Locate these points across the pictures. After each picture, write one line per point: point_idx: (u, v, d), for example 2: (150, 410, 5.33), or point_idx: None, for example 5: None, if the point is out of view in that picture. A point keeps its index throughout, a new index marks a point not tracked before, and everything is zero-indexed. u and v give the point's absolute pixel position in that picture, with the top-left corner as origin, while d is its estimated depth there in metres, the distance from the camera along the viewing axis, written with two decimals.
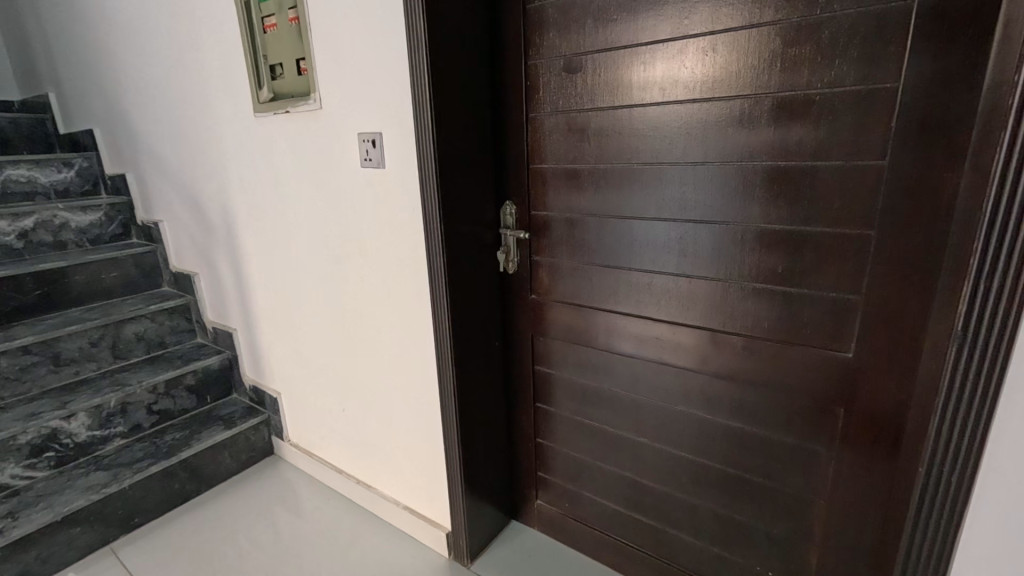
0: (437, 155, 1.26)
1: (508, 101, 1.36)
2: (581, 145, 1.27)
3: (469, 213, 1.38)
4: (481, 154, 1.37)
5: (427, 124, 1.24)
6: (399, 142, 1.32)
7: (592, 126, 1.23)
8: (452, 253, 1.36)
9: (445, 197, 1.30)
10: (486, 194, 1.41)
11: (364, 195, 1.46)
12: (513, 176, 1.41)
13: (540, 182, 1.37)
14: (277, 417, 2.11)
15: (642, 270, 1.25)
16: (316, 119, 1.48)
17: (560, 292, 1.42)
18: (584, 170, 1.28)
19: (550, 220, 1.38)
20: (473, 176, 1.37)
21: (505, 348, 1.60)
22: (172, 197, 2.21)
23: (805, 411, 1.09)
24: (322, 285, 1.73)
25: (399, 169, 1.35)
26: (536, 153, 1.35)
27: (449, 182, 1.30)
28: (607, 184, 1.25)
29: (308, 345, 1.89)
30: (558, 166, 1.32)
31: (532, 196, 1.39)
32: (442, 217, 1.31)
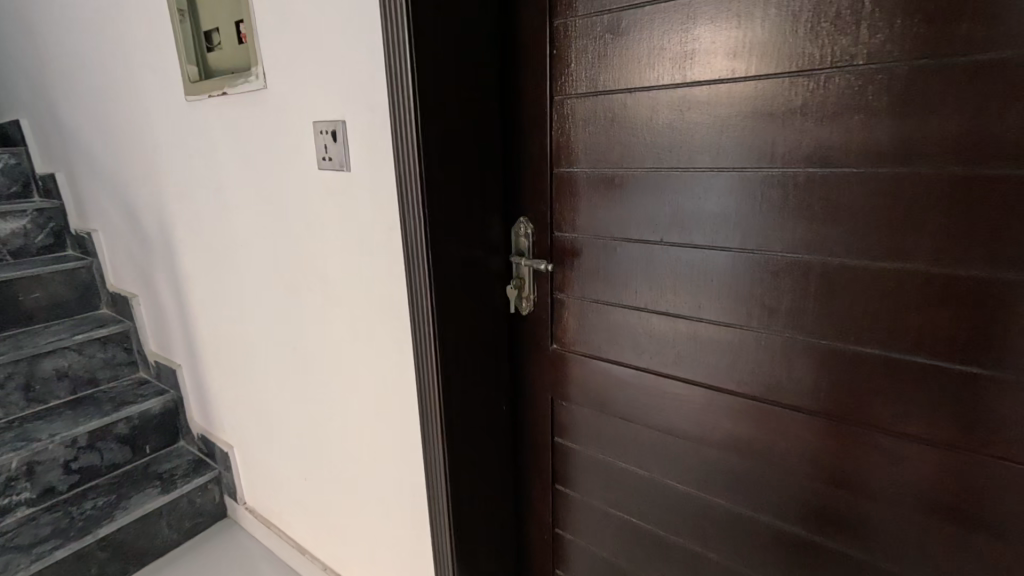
0: (422, 151, 0.87)
1: (522, 81, 0.97)
2: (627, 141, 0.88)
3: (466, 234, 0.99)
4: (484, 154, 0.98)
5: (407, 109, 0.85)
6: (369, 135, 0.93)
7: (648, 113, 0.84)
8: (441, 291, 0.97)
9: (432, 213, 0.91)
10: (490, 208, 1.02)
11: (323, 208, 1.07)
12: (529, 184, 1.02)
13: (566, 194, 0.98)
14: (229, 474, 1.72)
15: (716, 322, 0.87)
16: (259, 103, 1.09)
17: (591, 344, 1.03)
18: (633, 178, 0.89)
19: (579, 246, 0.99)
20: (474, 185, 0.98)
21: (513, 411, 1.20)
22: (104, 202, 1.81)
23: (982, 547, 0.72)
24: (277, 320, 1.34)
25: (369, 174, 0.96)
26: (560, 152, 0.96)
27: (438, 192, 0.92)
28: (665, 197, 0.86)
29: (263, 394, 1.49)
30: (593, 171, 0.93)
31: (556, 213, 1.00)
32: (429, 241, 0.93)
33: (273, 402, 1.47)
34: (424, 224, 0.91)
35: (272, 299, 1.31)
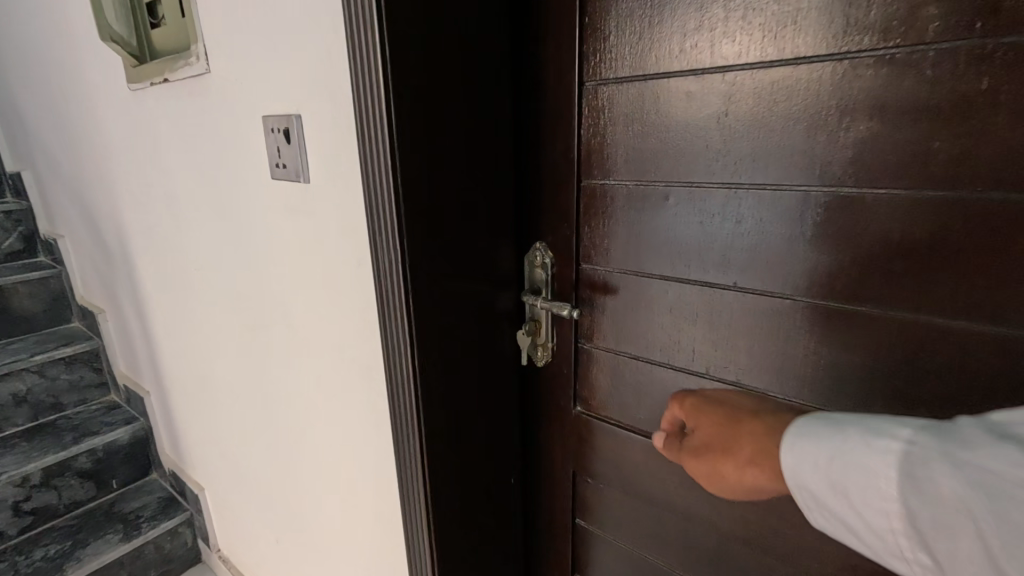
0: (398, 157, 0.62)
1: (541, 63, 0.72)
2: (689, 145, 0.62)
3: (463, 268, 0.73)
4: (488, 161, 0.73)
5: (376, 98, 0.60)
6: (332, 134, 0.68)
7: (722, 105, 0.59)
8: (427, 346, 0.71)
9: (413, 241, 0.66)
10: (496, 233, 0.77)
11: (279, 228, 0.82)
12: (550, 199, 0.77)
13: (600, 215, 0.72)
14: (201, 518, 1.51)
15: (810, 401, 0.62)
16: (204, 92, 0.85)
17: (628, 410, 0.78)
18: (697, 197, 0.63)
19: (615, 284, 0.74)
20: (474, 202, 0.72)
21: (525, 482, 0.96)
22: (68, 206, 1.60)
23: None
24: (237, 357, 1.11)
25: (334, 185, 0.71)
26: (592, 157, 0.71)
27: (422, 212, 0.66)
28: (743, 225, 0.61)
29: (231, 437, 1.27)
30: (639, 185, 0.68)
31: (586, 238, 0.75)
32: (411, 280, 0.67)
33: (241, 447, 1.25)
34: (402, 257, 0.66)
35: (233, 333, 1.08)
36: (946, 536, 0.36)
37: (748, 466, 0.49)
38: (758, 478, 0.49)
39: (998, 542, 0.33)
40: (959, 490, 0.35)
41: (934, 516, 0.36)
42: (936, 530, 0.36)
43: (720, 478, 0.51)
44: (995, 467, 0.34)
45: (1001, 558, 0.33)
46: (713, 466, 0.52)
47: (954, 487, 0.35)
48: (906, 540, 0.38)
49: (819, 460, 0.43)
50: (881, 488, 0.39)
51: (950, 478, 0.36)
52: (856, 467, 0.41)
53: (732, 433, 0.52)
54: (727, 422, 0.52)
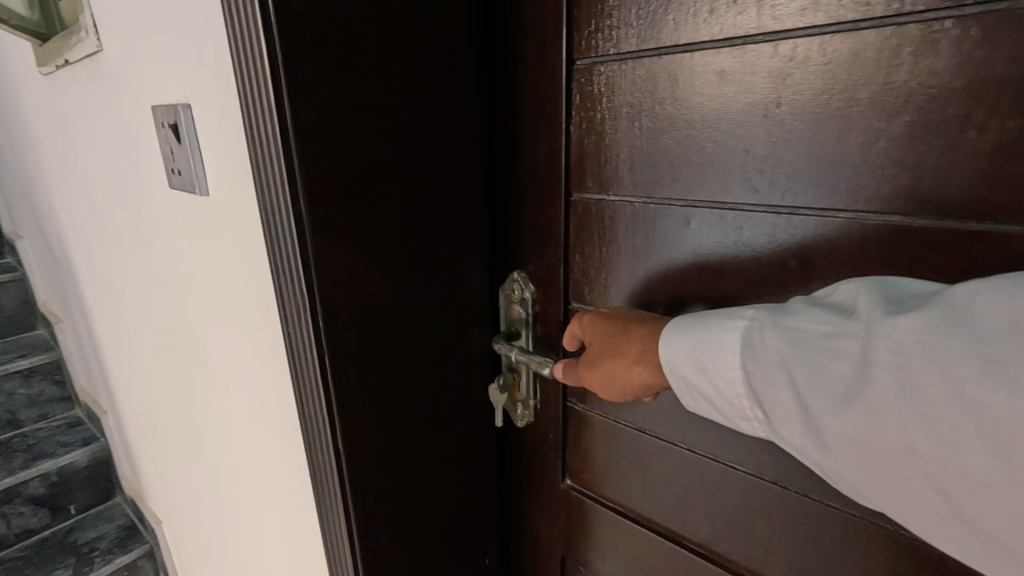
0: (303, 166, 0.43)
1: (521, 34, 0.54)
2: (723, 148, 0.43)
3: (412, 311, 0.55)
4: (448, 166, 0.54)
5: (261, 81, 0.41)
6: (222, 128, 0.49)
7: (775, 90, 0.40)
8: (358, 422, 0.52)
9: (331, 282, 0.47)
10: (460, 261, 0.58)
11: (183, 250, 0.64)
12: (534, 217, 0.58)
13: (597, 240, 0.54)
14: (160, 553, 1.37)
15: (890, 522, 0.43)
16: (97, 76, 0.67)
17: (629, 492, 0.60)
18: (734, 223, 0.44)
19: None
20: (427, 222, 0.54)
21: (505, 561, 0.78)
22: (21, 207, 1.46)
23: None
24: (170, 393, 0.93)
25: (233, 199, 0.51)
26: (586, 161, 0.52)
27: (346, 242, 0.47)
28: (805, 267, 0.41)
29: (177, 476, 1.11)
30: (650, 202, 0.49)
31: (579, 271, 0.56)
32: (329, 337, 0.48)
33: (187, 489, 1.09)
34: (316, 306, 0.47)
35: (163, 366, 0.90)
36: (774, 397, 0.37)
37: (637, 364, 0.45)
38: (649, 375, 0.45)
39: (809, 388, 0.35)
40: (788, 354, 0.36)
41: (764, 378, 0.37)
42: (766, 391, 0.37)
43: (613, 378, 0.47)
44: (806, 325, 0.36)
45: (817, 403, 0.34)
46: (607, 369, 0.47)
47: (782, 344, 0.36)
48: (747, 401, 0.39)
49: (684, 346, 0.41)
50: (729, 364, 0.39)
51: (777, 338, 0.37)
52: (712, 346, 0.40)
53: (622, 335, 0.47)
54: (617, 326, 0.48)
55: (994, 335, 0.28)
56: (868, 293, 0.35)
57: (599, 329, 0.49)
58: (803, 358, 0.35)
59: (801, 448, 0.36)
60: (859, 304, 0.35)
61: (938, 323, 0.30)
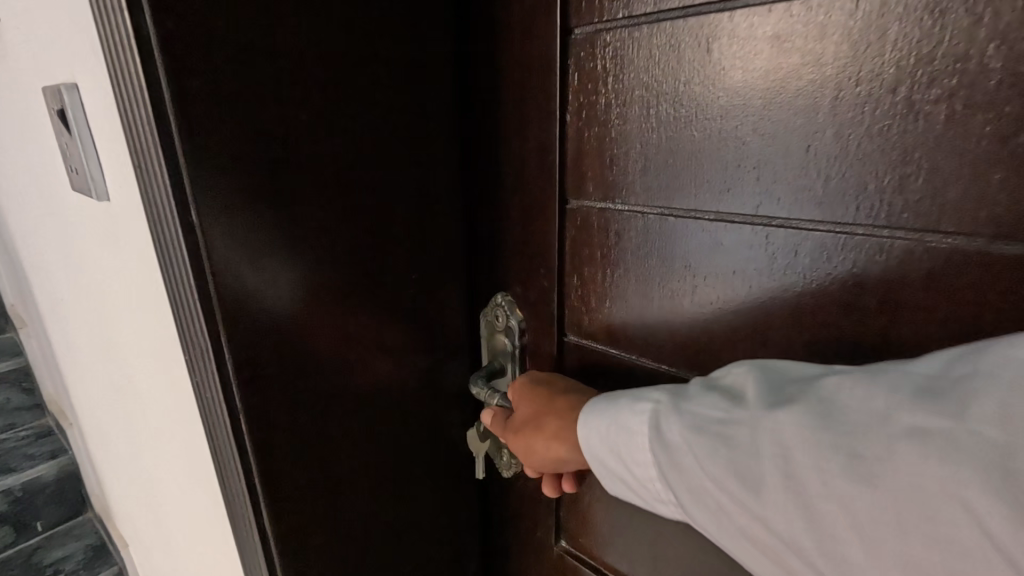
0: (194, 168, 0.32)
1: None
2: (772, 145, 0.31)
3: (365, 348, 0.44)
4: (409, 164, 0.43)
5: (125, 48, 0.29)
6: (99, 112, 0.37)
7: (851, 60, 0.28)
8: (291, 494, 0.41)
9: (246, 322, 0.36)
10: (428, 281, 0.47)
11: (92, 266, 0.52)
12: (521, 228, 0.47)
13: (599, 258, 0.42)
14: None
15: None
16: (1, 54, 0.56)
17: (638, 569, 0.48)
18: (785, 246, 0.32)
19: (621, 377, 0.44)
20: (382, 237, 0.43)
21: None
22: None
23: None
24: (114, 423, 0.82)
25: (118, 207, 0.39)
26: (585, 159, 0.41)
27: (266, 271, 0.36)
28: (887, 311, 0.30)
29: (134, 510, 0.99)
30: (668, 213, 0.37)
31: (576, 296, 0.45)
32: (242, 392, 0.36)
33: (144, 525, 0.97)
34: (222, 355, 0.35)
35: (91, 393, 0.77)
36: (686, 495, 0.29)
37: (554, 443, 0.39)
38: (567, 454, 0.39)
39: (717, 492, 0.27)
40: (691, 447, 0.29)
41: (675, 474, 0.29)
42: (679, 488, 0.29)
43: (527, 452, 0.41)
44: (709, 413, 0.29)
45: (722, 505, 0.27)
46: (524, 440, 0.41)
47: (684, 435, 0.29)
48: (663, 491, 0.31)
49: (602, 427, 0.34)
50: (638, 453, 0.32)
51: (682, 428, 0.29)
52: (621, 431, 0.33)
53: (545, 405, 0.40)
54: (542, 394, 0.41)
55: (873, 433, 0.23)
56: (758, 379, 0.28)
57: (523, 403, 0.42)
58: (699, 451, 0.28)
59: (723, 541, 0.28)
60: (747, 387, 0.29)
61: (815, 413, 0.25)
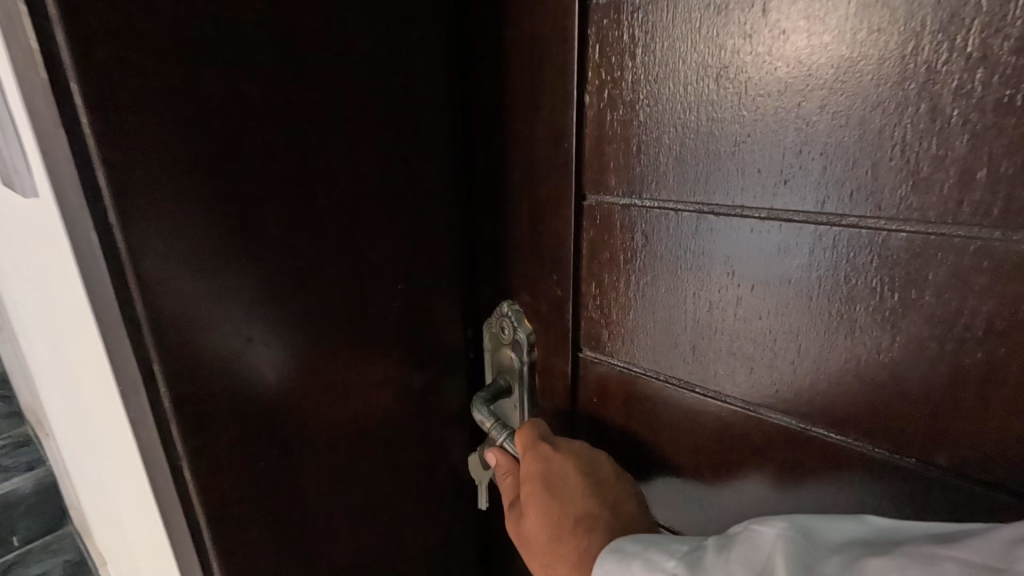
0: (112, 161, 0.25)
1: None
2: (845, 127, 0.26)
3: (343, 371, 0.38)
4: (398, 154, 0.37)
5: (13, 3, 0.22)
6: None
7: (955, 18, 0.22)
8: (261, 542, 0.35)
9: (185, 355, 0.29)
10: (421, 290, 0.41)
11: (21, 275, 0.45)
12: (529, 228, 0.41)
13: (623, 263, 0.36)
14: None
15: None
16: None
17: None
18: (859, 249, 0.27)
19: (646, 400, 0.38)
20: (365, 240, 0.36)
21: None
22: None
23: None
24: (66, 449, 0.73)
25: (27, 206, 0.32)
26: (606, 147, 0.35)
27: (198, 299, 0.29)
28: (993, 329, 0.24)
29: None
30: (706, 210, 0.32)
31: (595, 306, 0.39)
32: (184, 437, 0.30)
33: None
34: (157, 393, 0.29)
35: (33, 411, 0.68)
36: None
37: None
38: None
39: None
40: None
41: None
42: None
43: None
44: None
45: None
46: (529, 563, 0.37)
47: None
48: None
49: None
50: None
51: None
52: None
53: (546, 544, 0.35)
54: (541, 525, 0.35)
55: None
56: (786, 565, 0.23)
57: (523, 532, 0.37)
58: None
59: None
60: (771, 563, 0.24)
61: None
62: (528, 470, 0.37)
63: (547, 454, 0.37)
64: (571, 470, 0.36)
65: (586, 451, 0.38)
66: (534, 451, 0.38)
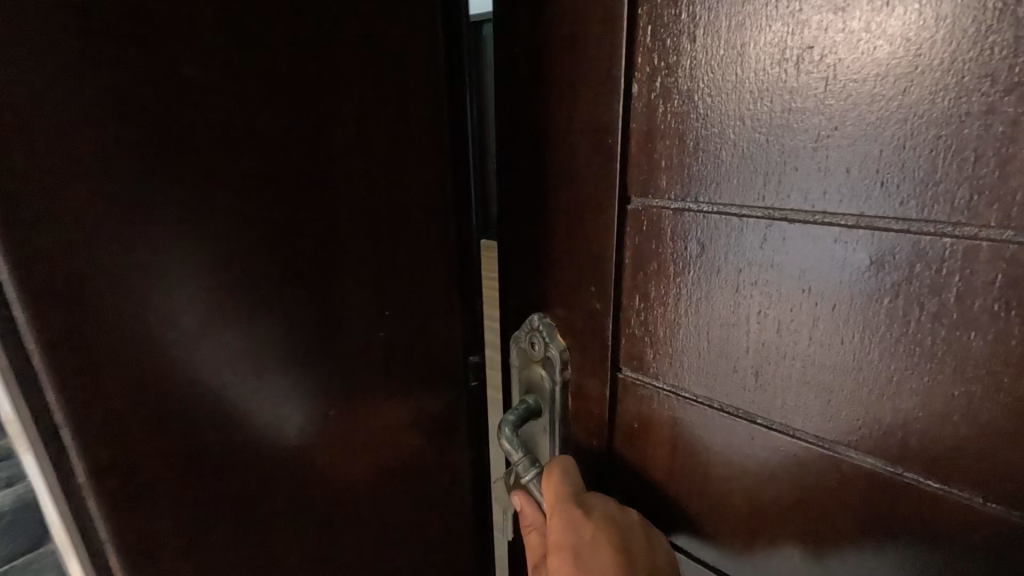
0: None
1: None
2: (966, 117, 0.21)
3: (316, 401, 0.33)
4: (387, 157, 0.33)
5: None
6: None
7: None
8: None
9: (99, 406, 0.25)
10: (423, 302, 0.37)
11: None
12: (565, 235, 0.37)
13: (671, 277, 0.32)
14: None
15: None
16: None
17: None
18: (981, 263, 0.22)
19: (697, 430, 0.34)
20: (347, 249, 0.33)
21: None
22: None
23: None
24: None
25: None
26: (656, 144, 0.31)
27: (105, 348, 0.24)
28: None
29: None
30: (778, 216, 0.27)
31: (637, 324, 0.35)
32: (101, 503, 0.25)
33: None
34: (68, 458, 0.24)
35: None
36: None
37: None
38: None
39: None
40: None
41: None
42: None
43: None
44: None
45: None
46: None
47: None
48: None
49: None
50: None
51: None
52: None
53: None
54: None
55: None
56: None
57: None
58: None
59: None
60: None
61: None
62: (554, 536, 0.34)
63: (574, 519, 0.33)
64: (601, 540, 0.32)
65: (615, 514, 0.34)
66: (560, 514, 0.34)
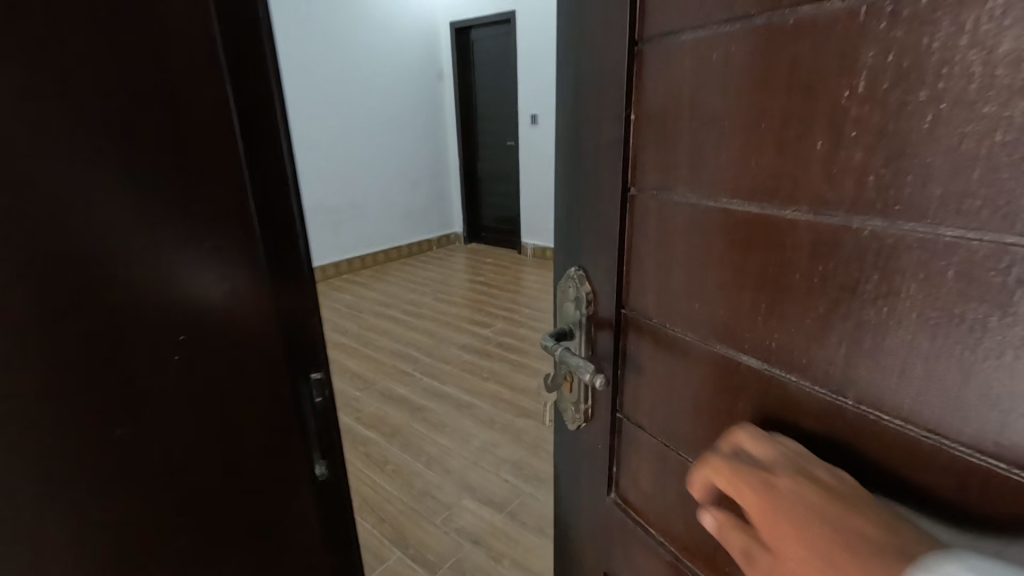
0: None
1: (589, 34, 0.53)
2: (788, 153, 0.38)
3: (195, 300, 0.50)
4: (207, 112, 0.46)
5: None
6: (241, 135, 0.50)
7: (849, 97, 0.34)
8: None
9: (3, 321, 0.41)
10: (226, 271, 0.51)
11: None
12: (589, 213, 0.58)
13: (648, 242, 0.52)
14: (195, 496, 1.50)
15: None
16: None
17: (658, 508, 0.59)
18: (802, 235, 0.38)
19: (668, 342, 0.52)
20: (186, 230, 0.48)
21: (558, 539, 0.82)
22: None
23: None
24: None
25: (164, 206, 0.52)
26: (643, 158, 0.51)
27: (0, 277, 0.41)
28: (875, 303, 0.34)
29: None
30: (708, 202, 0.45)
31: (629, 276, 0.55)
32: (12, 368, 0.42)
33: None
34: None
35: None
36: None
37: None
38: None
39: None
40: None
41: None
42: None
43: None
44: None
45: None
46: None
47: None
48: None
49: None
50: None
51: None
52: None
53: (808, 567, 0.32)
54: (801, 540, 0.33)
55: None
56: None
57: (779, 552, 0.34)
58: None
59: None
60: None
61: None
62: (757, 504, 0.36)
63: (769, 482, 0.36)
64: (802, 486, 0.35)
65: (806, 472, 0.36)
66: (755, 483, 0.37)
